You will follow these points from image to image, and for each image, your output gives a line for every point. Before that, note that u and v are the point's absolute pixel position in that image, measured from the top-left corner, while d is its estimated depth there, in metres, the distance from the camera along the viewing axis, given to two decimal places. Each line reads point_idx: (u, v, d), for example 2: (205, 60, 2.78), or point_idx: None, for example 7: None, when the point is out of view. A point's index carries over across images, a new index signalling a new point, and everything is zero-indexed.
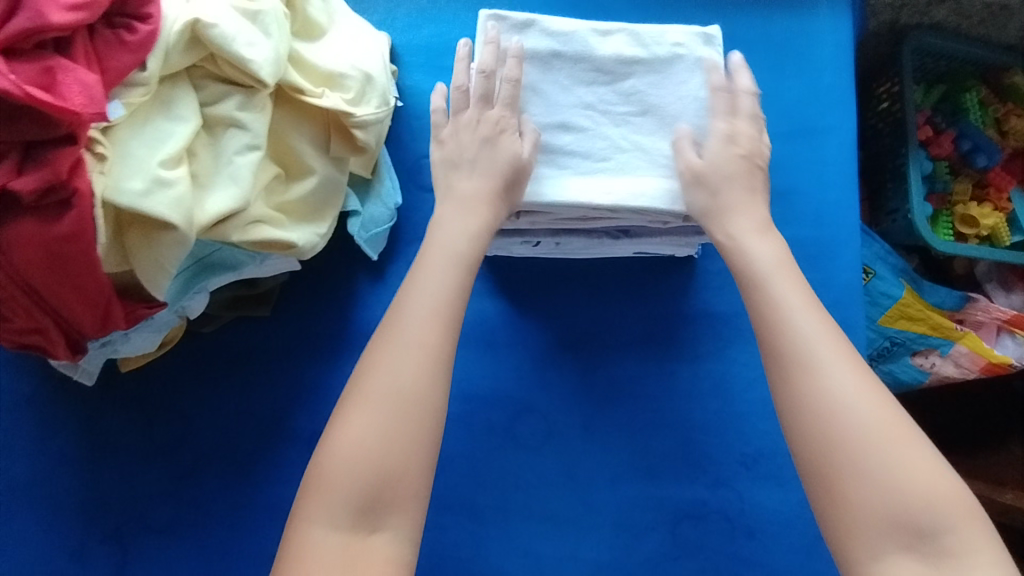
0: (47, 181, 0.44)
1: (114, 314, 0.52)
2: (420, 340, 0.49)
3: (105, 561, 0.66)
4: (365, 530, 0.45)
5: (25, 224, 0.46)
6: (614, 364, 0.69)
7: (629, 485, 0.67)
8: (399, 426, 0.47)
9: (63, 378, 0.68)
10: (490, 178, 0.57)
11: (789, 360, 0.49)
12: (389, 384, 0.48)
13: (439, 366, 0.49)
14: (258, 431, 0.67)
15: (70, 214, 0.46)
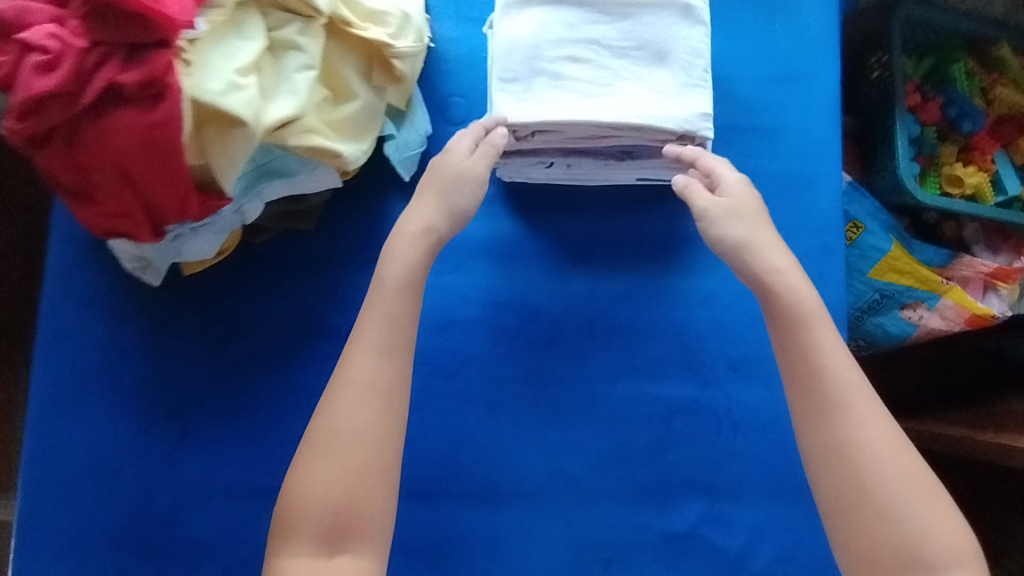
0: (146, 78, 0.54)
1: (191, 202, 0.62)
2: (366, 382, 0.60)
3: (167, 437, 0.76)
4: (327, 554, 0.57)
5: (125, 114, 0.56)
6: (616, 279, 0.78)
7: (627, 382, 0.76)
8: (345, 456, 0.58)
9: (133, 279, 0.78)
10: (447, 174, 0.66)
11: (825, 410, 0.58)
12: (340, 424, 0.59)
13: (381, 406, 0.60)
14: (304, 328, 0.77)
15: (164, 107, 0.55)
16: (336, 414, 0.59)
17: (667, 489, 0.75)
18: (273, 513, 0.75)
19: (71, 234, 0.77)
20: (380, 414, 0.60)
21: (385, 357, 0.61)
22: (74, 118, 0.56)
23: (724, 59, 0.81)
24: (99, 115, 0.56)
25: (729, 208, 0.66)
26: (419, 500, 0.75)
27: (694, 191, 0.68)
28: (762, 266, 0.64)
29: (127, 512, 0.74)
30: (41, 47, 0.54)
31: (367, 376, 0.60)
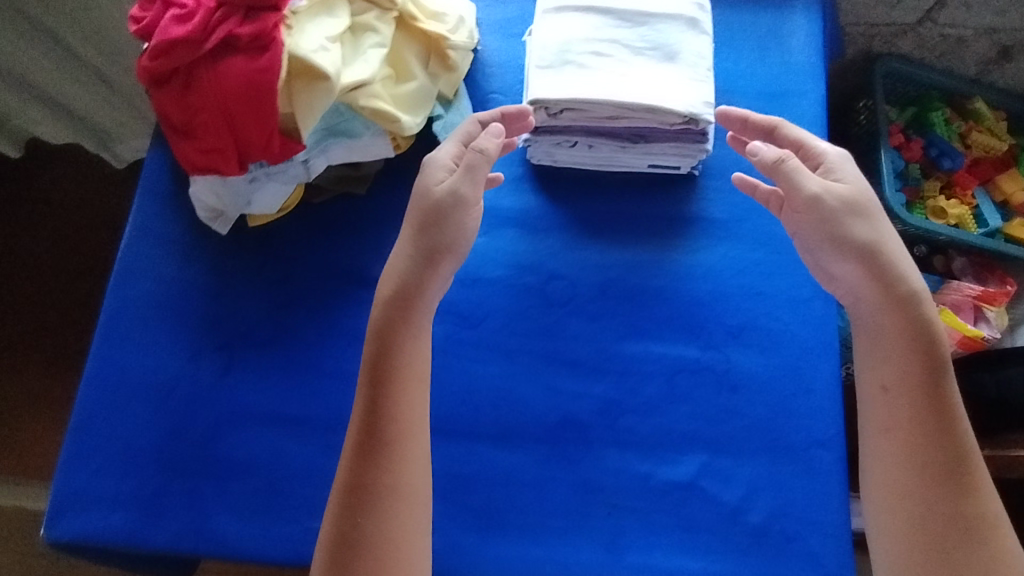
0: (258, 30, 0.68)
1: (275, 141, 0.73)
2: (395, 487, 0.68)
3: (214, 365, 0.83)
4: None
5: (236, 59, 0.69)
6: (626, 249, 0.87)
7: (635, 340, 0.83)
8: (382, 553, 0.66)
9: (203, 227, 0.88)
10: (431, 204, 0.73)
11: (944, 483, 0.65)
12: (371, 528, 0.66)
13: (404, 506, 0.68)
14: (347, 278, 0.87)
15: (268, 54, 0.69)
16: (369, 521, 0.66)
17: (671, 441, 0.79)
18: (301, 440, 0.80)
19: (156, 186, 0.90)
20: (407, 518, 0.67)
21: (405, 455, 0.69)
22: (195, 60, 0.69)
23: (723, 76, 0.93)
24: (214, 59, 0.69)
25: (845, 194, 0.72)
26: (441, 438, 0.80)
27: (798, 169, 0.74)
28: (896, 289, 0.69)
29: (171, 432, 0.80)
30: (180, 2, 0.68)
31: (389, 481, 0.68)
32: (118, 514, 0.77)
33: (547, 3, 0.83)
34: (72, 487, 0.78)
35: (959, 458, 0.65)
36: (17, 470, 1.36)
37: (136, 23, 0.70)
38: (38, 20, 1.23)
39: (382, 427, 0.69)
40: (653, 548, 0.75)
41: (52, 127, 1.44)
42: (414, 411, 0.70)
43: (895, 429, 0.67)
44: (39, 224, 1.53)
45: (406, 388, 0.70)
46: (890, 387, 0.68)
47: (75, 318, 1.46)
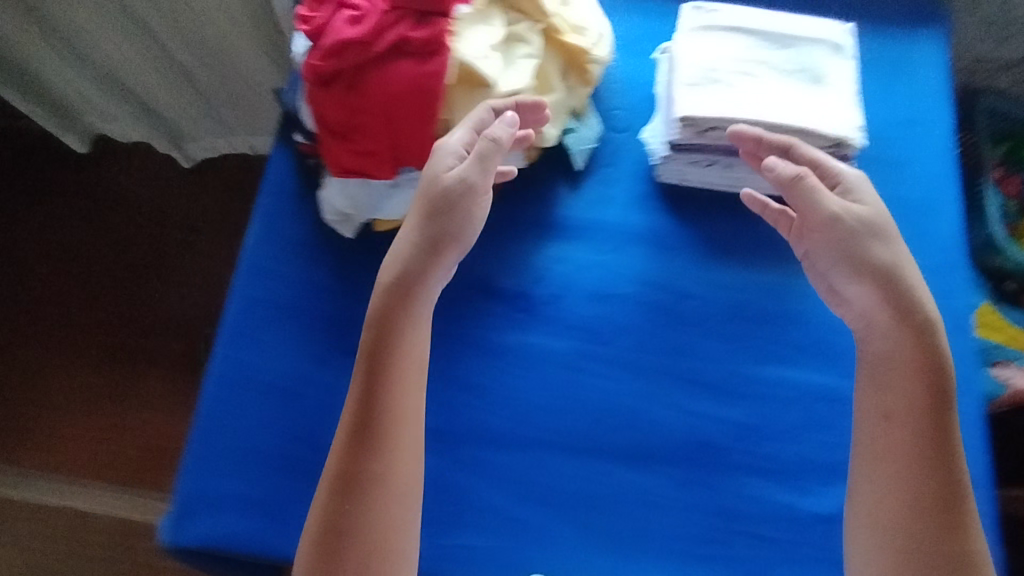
0: (428, 34, 0.68)
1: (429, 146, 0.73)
2: (377, 475, 0.65)
3: (341, 370, 0.82)
4: None
5: (403, 63, 0.68)
6: (758, 271, 0.86)
7: (770, 366, 0.82)
8: (362, 544, 0.63)
9: (329, 230, 0.87)
10: (443, 198, 0.68)
11: (943, 509, 0.62)
12: (350, 518, 0.63)
13: (392, 496, 0.65)
14: (475, 289, 0.86)
15: (436, 59, 0.68)
16: (351, 510, 0.63)
17: (808, 470, 0.78)
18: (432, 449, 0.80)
19: (281, 187, 0.89)
20: (390, 509, 0.64)
21: (397, 446, 0.66)
22: (362, 62, 0.68)
23: (869, 96, 0.93)
24: (383, 62, 0.69)
25: (864, 215, 0.71)
26: (576, 457, 0.79)
27: (817, 188, 0.73)
28: (914, 312, 0.67)
29: (299, 437, 0.79)
30: (353, 4, 0.68)
31: (380, 470, 0.65)
32: (244, 520, 0.75)
33: (693, 23, 0.83)
34: (196, 490, 0.77)
35: (954, 505, 0.63)
36: (83, 467, 1.36)
37: (304, 25, 0.70)
38: (136, 12, 1.22)
39: (371, 414, 0.65)
40: None
41: (127, 119, 1.51)
42: (401, 401, 0.67)
43: (896, 471, 0.64)
44: (110, 221, 1.57)
45: (394, 375, 0.66)
46: (892, 421, 0.66)
47: (149, 315, 1.48)
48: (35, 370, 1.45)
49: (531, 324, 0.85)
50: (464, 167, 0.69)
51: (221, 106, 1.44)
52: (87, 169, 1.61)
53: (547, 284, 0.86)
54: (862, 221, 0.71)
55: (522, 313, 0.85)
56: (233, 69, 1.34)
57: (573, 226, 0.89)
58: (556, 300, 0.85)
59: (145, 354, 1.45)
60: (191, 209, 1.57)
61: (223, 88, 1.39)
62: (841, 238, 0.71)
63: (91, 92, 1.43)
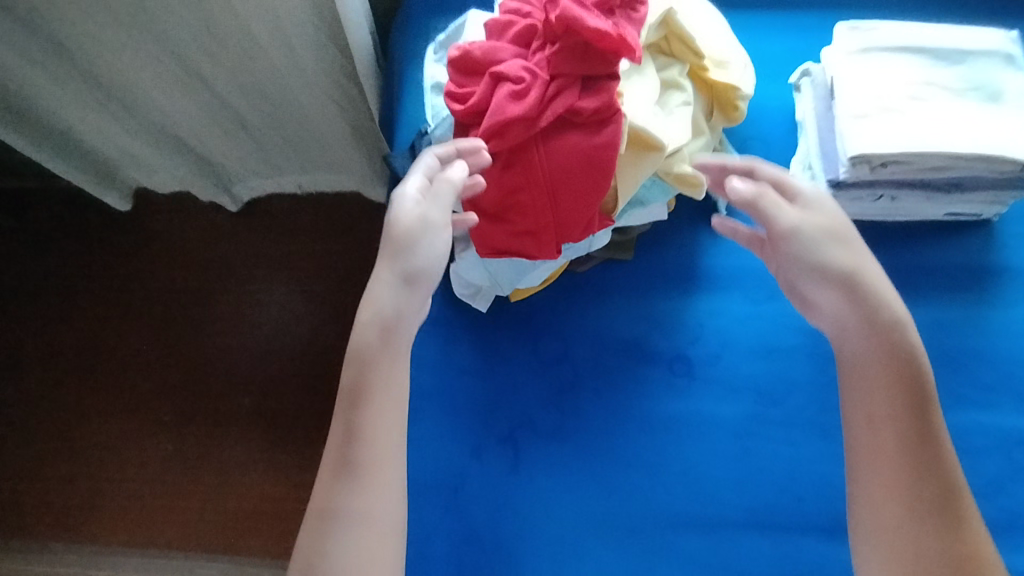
0: (597, 100, 0.61)
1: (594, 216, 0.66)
2: (364, 514, 0.54)
3: (504, 459, 0.75)
4: None
5: (569, 135, 0.62)
6: (931, 306, 0.79)
7: (961, 412, 0.75)
8: None
9: (463, 304, 0.81)
10: (405, 244, 0.58)
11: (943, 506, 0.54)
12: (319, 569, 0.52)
13: (379, 538, 0.54)
14: (628, 354, 0.78)
15: (605, 127, 0.62)
16: (320, 557, 0.53)
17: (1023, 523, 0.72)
18: (607, 538, 0.72)
19: None
20: (372, 552, 0.53)
21: (382, 479, 0.56)
22: (525, 138, 0.62)
23: None
24: (547, 138, 0.62)
25: (823, 222, 0.62)
26: (768, 532, 0.72)
27: (773, 202, 0.64)
28: (883, 314, 0.59)
29: (469, 539, 0.72)
30: (514, 77, 0.61)
31: (364, 503, 0.55)
32: None
33: (850, 44, 0.77)
34: None
35: (947, 502, 0.54)
36: (185, 534, 1.40)
37: (457, 103, 0.64)
38: (190, 61, 1.11)
39: (357, 451, 0.56)
40: None
41: (170, 168, 1.42)
42: (378, 435, 0.56)
43: (893, 466, 0.55)
44: (177, 283, 1.59)
45: (371, 407, 0.57)
46: (883, 419, 0.56)
47: (233, 374, 1.51)
48: (128, 442, 1.48)
49: (695, 389, 0.77)
50: (421, 212, 0.59)
51: (272, 149, 1.36)
52: (149, 233, 1.63)
53: (704, 343, 0.79)
54: (828, 227, 0.62)
55: (681, 377, 0.77)
56: (291, 114, 1.24)
57: (722, 274, 0.82)
58: (716, 361, 0.78)
59: (232, 415, 1.48)
60: (257, 265, 1.60)
61: (279, 132, 1.30)
62: (799, 247, 0.62)
63: (136, 147, 1.34)
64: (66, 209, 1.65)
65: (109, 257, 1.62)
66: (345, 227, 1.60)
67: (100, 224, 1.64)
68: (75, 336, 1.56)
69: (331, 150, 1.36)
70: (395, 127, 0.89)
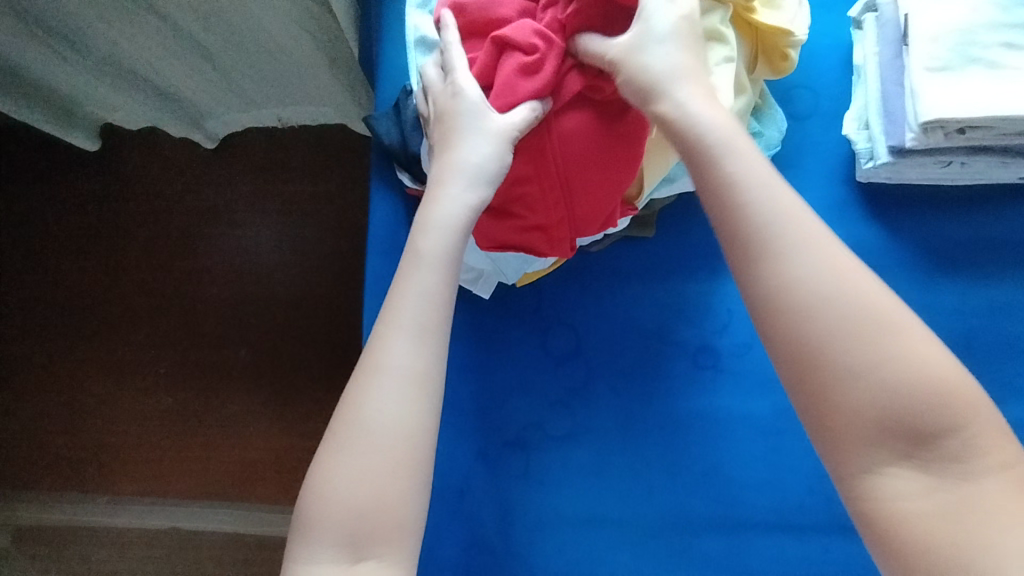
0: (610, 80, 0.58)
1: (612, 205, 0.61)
2: (409, 367, 0.49)
3: (515, 465, 0.69)
4: (350, 557, 0.46)
5: (585, 115, 0.58)
6: (989, 285, 0.70)
7: (1014, 402, 0.68)
8: (376, 451, 0.47)
9: (463, 291, 0.73)
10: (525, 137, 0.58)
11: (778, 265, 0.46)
12: (374, 419, 0.48)
13: (426, 397, 0.49)
14: (650, 347, 0.71)
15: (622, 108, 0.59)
16: (362, 408, 0.48)
17: None
18: (625, 543, 0.68)
19: (393, 244, 0.74)
20: (418, 409, 0.49)
21: (435, 336, 0.51)
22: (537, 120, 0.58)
23: None
24: (556, 121, 0.58)
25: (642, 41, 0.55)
26: (792, 534, 0.67)
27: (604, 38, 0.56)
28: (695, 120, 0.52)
29: (482, 547, 0.68)
30: (526, 46, 0.57)
31: (415, 354, 0.50)
32: None
33: None
34: None
35: (788, 243, 0.46)
36: (193, 483, 1.41)
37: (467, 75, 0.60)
38: None
39: (412, 305, 0.51)
40: None
41: (133, 105, 1.27)
42: (431, 291, 0.52)
43: (744, 257, 0.48)
44: (157, 229, 1.50)
45: (427, 264, 0.53)
46: (719, 211, 0.49)
47: (225, 324, 1.45)
48: (127, 395, 1.45)
49: (721, 382, 0.70)
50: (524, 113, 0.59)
51: (245, 82, 1.21)
52: (122, 174, 1.51)
53: (733, 332, 0.71)
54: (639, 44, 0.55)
55: (707, 371, 0.70)
56: (262, 45, 1.08)
57: None
58: (744, 352, 0.71)
59: (230, 367, 1.44)
60: (240, 209, 1.49)
61: (250, 64, 1.14)
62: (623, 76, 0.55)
63: (91, 85, 1.19)
64: (30, 151, 1.52)
65: (81, 203, 1.51)
66: (332, 167, 1.47)
67: (67, 168, 1.52)
68: (57, 289, 1.50)
69: (310, 83, 1.21)
70: (377, 80, 0.77)
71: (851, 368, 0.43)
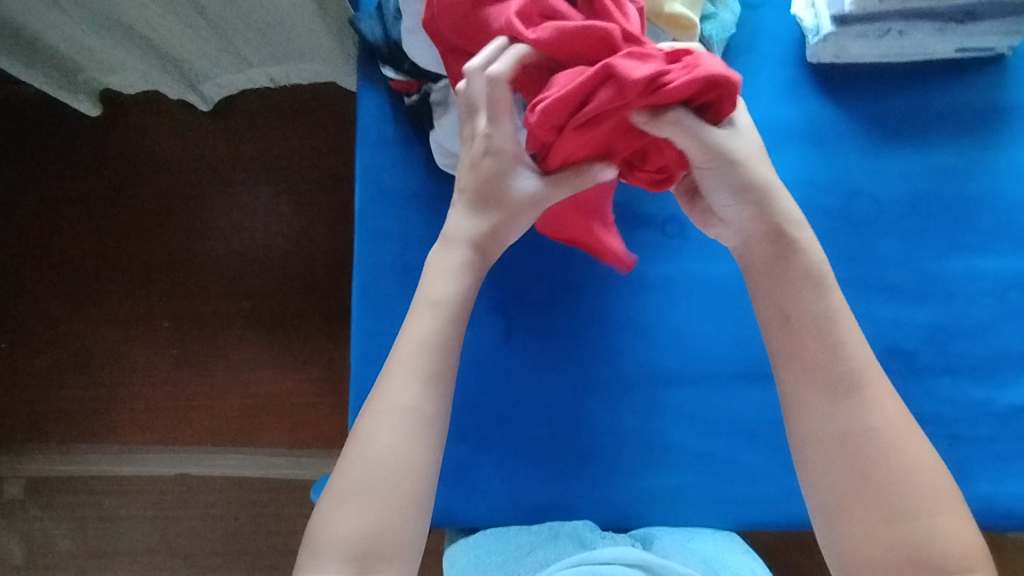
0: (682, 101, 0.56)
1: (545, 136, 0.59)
2: (413, 406, 0.57)
3: (495, 328, 0.76)
4: (354, 571, 0.54)
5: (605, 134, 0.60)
6: (931, 150, 0.76)
7: (955, 257, 0.75)
8: (384, 482, 0.55)
9: (446, 176, 0.78)
10: (516, 205, 0.62)
11: (841, 395, 0.55)
12: (381, 453, 0.56)
13: (427, 432, 0.57)
14: (619, 220, 0.77)
15: (649, 119, 0.57)
16: (376, 445, 0.56)
17: (1008, 363, 0.73)
18: (603, 400, 0.75)
19: (377, 136, 0.79)
20: (420, 442, 0.57)
21: (440, 379, 0.59)
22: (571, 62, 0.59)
23: None
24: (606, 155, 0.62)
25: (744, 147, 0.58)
26: (751, 382, 0.75)
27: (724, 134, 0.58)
28: (802, 260, 0.58)
29: (472, 409, 0.75)
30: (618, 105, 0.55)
31: (419, 393, 0.58)
32: None
33: None
34: None
35: (860, 390, 0.55)
36: (200, 430, 1.45)
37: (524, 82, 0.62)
38: None
39: (418, 351, 0.58)
40: (1003, 476, 0.72)
41: (136, 69, 1.32)
42: (435, 339, 0.59)
43: (814, 373, 0.56)
44: (156, 188, 1.54)
45: (431, 315, 0.60)
46: (800, 335, 0.57)
47: (227, 277, 1.50)
48: (131, 349, 1.49)
49: (685, 249, 0.77)
50: (516, 178, 0.61)
51: (243, 45, 1.26)
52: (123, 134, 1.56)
53: None
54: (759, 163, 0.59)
55: (673, 239, 0.77)
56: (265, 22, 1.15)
57: None
58: None
59: (233, 317, 1.48)
60: (235, 166, 1.54)
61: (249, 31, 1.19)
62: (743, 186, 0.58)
63: (97, 47, 1.24)
64: (29, 116, 1.56)
65: (79, 166, 1.55)
66: (324, 120, 1.53)
67: (65, 133, 1.56)
68: (59, 250, 1.54)
69: (303, 39, 1.23)
70: None
71: (889, 504, 0.52)
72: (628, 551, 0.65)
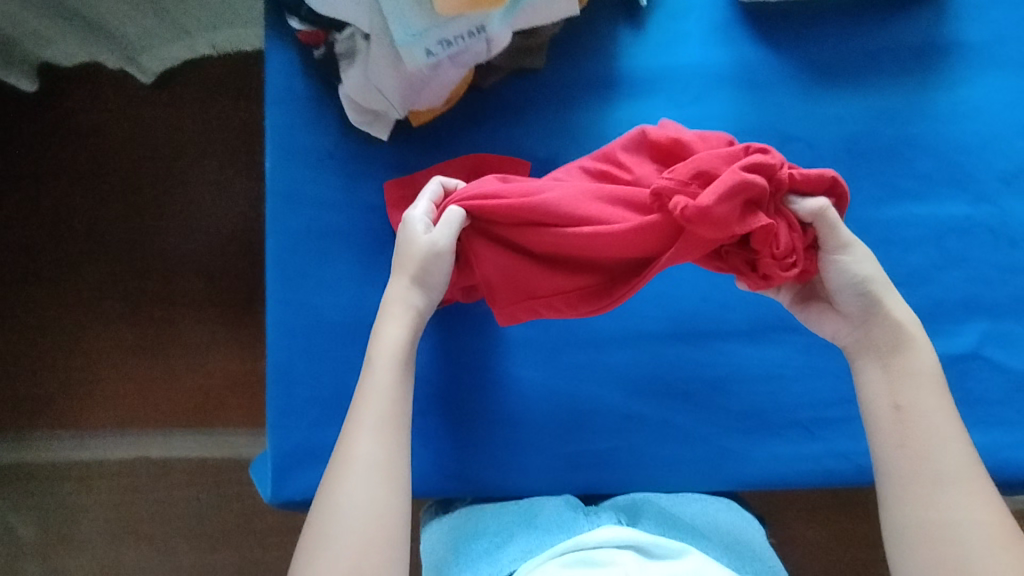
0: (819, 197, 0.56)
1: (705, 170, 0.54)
2: (373, 456, 0.56)
3: None
4: None
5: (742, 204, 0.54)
6: (869, 90, 0.72)
7: (891, 204, 0.72)
8: (350, 533, 0.53)
9: (360, 134, 0.75)
10: (415, 257, 0.60)
11: (930, 486, 0.53)
12: (345, 507, 0.54)
13: (389, 479, 0.56)
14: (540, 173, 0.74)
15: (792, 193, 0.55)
16: (337, 495, 0.55)
17: (946, 312, 0.71)
18: (532, 368, 0.72)
19: (285, 92, 0.75)
20: (383, 491, 0.55)
21: (398, 428, 0.58)
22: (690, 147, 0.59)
23: None
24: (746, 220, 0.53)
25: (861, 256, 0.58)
26: (683, 339, 0.72)
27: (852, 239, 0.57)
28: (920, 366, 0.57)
29: None
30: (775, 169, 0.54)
31: (380, 445, 0.57)
32: None
33: None
34: (294, 442, 0.73)
35: (957, 481, 0.53)
36: (148, 415, 1.31)
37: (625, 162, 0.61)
38: None
39: (372, 401, 0.58)
40: None
41: (67, 38, 1.14)
42: (387, 391, 0.58)
43: (908, 464, 0.55)
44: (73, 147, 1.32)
45: (381, 369, 0.59)
46: (903, 430, 0.56)
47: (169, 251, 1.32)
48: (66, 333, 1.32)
49: None
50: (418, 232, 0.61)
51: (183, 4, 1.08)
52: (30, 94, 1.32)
53: None
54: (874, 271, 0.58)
55: None
56: None
57: (641, 77, 0.74)
58: None
59: (175, 297, 1.31)
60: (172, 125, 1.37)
61: None
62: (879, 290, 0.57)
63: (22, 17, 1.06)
64: None
65: None
66: None
67: None
68: None
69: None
70: None
71: None
72: (621, 533, 0.57)
